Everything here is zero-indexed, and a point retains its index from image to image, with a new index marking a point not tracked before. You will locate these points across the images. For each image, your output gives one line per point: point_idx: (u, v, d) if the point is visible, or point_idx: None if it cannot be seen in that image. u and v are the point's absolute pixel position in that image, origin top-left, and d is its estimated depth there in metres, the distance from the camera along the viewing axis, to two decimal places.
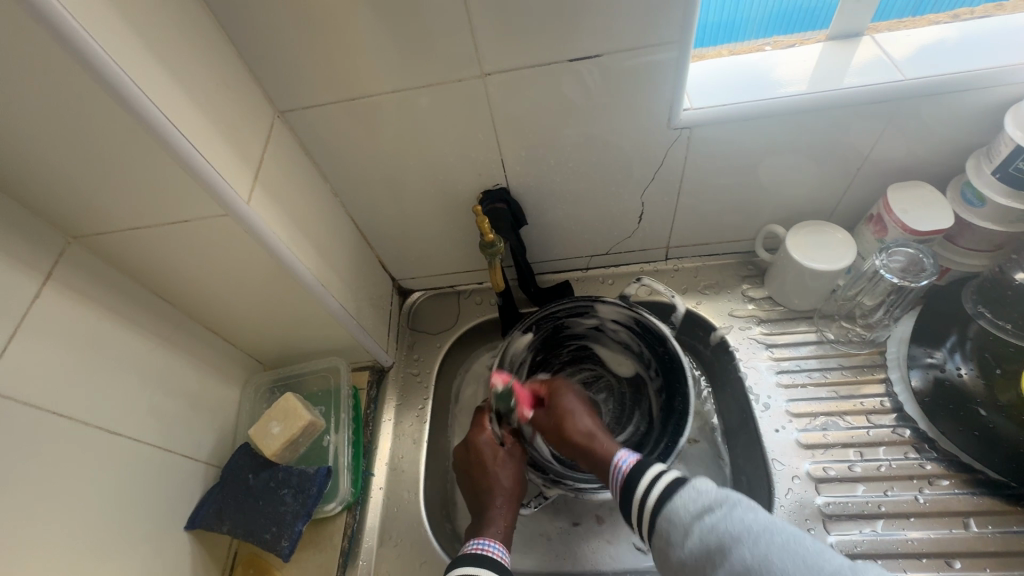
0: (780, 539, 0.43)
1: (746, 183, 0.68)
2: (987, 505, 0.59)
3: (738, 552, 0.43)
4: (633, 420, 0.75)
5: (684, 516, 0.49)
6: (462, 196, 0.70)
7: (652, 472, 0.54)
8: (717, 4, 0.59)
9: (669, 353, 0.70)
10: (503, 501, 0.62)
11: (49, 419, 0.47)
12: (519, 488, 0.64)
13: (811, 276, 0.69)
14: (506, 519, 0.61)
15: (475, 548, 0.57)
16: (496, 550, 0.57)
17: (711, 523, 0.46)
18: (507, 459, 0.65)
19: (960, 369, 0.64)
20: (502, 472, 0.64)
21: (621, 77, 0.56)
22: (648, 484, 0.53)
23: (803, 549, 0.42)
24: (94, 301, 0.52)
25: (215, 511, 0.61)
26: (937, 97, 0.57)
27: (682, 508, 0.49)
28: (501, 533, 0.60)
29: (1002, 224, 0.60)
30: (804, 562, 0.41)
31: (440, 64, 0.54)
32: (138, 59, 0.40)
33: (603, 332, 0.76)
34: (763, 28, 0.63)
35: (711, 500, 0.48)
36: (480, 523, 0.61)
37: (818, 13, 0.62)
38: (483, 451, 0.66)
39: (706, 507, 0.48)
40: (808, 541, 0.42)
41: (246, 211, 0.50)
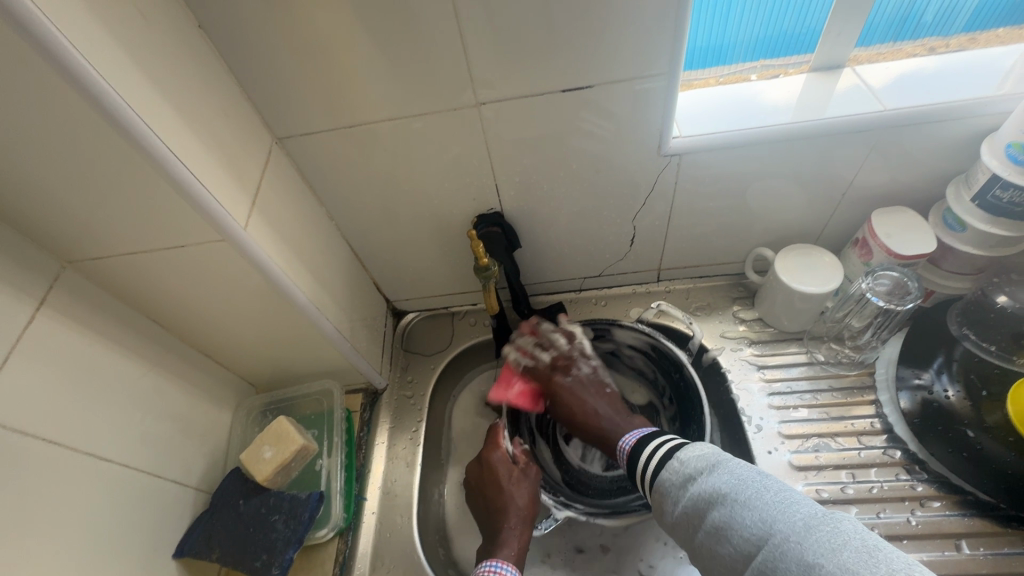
0: (745, 496, 0.45)
1: (734, 207, 0.70)
2: (979, 526, 0.59)
3: (713, 513, 0.47)
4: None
5: (673, 484, 0.52)
6: (457, 220, 0.71)
7: (652, 445, 0.57)
8: (704, 30, 0.61)
9: (684, 379, 0.72)
10: (517, 522, 0.61)
11: (39, 445, 0.47)
12: (534, 509, 0.63)
13: (799, 299, 0.70)
14: (520, 540, 0.60)
15: (487, 570, 0.56)
16: (509, 573, 0.56)
17: (695, 491, 0.49)
18: (522, 478, 0.64)
19: (947, 391, 0.64)
20: (516, 491, 0.63)
21: (612, 106, 0.57)
22: (648, 458, 0.56)
23: (763, 505, 0.44)
24: (87, 325, 0.52)
25: (204, 540, 0.60)
26: (916, 127, 0.59)
27: (671, 478, 0.53)
28: (514, 555, 0.58)
29: (984, 249, 0.62)
30: (761, 515, 0.43)
31: (436, 93, 0.55)
32: (140, 89, 0.41)
33: (619, 357, 0.78)
34: (748, 54, 0.64)
35: (695, 470, 0.51)
36: (493, 543, 0.60)
37: (802, 40, 0.63)
38: (497, 468, 0.65)
39: (690, 477, 0.51)
40: (772, 496, 0.44)
41: (242, 236, 0.51)
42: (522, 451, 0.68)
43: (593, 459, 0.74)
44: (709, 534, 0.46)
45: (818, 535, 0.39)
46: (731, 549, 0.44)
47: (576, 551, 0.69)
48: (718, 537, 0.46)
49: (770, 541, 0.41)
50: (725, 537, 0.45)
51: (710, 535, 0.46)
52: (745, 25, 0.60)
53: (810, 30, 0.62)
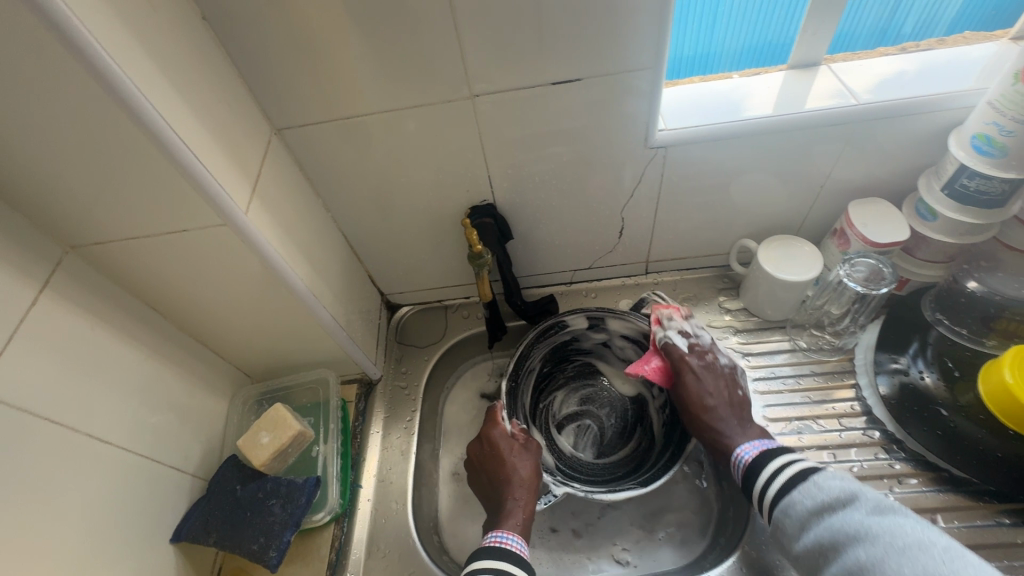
0: (901, 541, 0.47)
1: (719, 199, 0.72)
2: (953, 501, 0.62)
3: (855, 550, 0.49)
4: (635, 436, 0.77)
5: (802, 511, 0.55)
6: (450, 211, 0.73)
7: (777, 463, 0.60)
8: (690, 41, 0.66)
9: None
10: (522, 493, 0.63)
11: (40, 426, 0.47)
12: (537, 480, 0.65)
13: (782, 288, 0.72)
14: (525, 511, 0.62)
15: (494, 540, 0.58)
16: (516, 543, 0.58)
17: (834, 521, 0.52)
18: (524, 451, 0.66)
19: (923, 373, 0.67)
20: (520, 463, 0.65)
21: (602, 99, 0.60)
22: (768, 476, 0.59)
23: (926, 557, 0.45)
24: (88, 309, 0.53)
25: (201, 524, 0.61)
26: (889, 120, 0.62)
27: (799, 503, 0.56)
28: (519, 526, 0.61)
29: (953, 236, 0.65)
30: (920, 566, 0.45)
31: (431, 85, 0.57)
32: (147, 75, 0.43)
33: (611, 348, 0.80)
34: (735, 63, 0.69)
35: (832, 500, 0.54)
36: (497, 516, 0.62)
37: (778, 49, 0.68)
38: (498, 444, 0.66)
39: (826, 506, 0.54)
40: (935, 551, 0.45)
41: (243, 221, 0.52)
42: (522, 428, 0.69)
43: (583, 447, 0.77)
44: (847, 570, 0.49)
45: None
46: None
47: (550, 531, 0.71)
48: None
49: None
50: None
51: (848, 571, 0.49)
52: (730, 35, 0.66)
53: (782, 43, 0.68)
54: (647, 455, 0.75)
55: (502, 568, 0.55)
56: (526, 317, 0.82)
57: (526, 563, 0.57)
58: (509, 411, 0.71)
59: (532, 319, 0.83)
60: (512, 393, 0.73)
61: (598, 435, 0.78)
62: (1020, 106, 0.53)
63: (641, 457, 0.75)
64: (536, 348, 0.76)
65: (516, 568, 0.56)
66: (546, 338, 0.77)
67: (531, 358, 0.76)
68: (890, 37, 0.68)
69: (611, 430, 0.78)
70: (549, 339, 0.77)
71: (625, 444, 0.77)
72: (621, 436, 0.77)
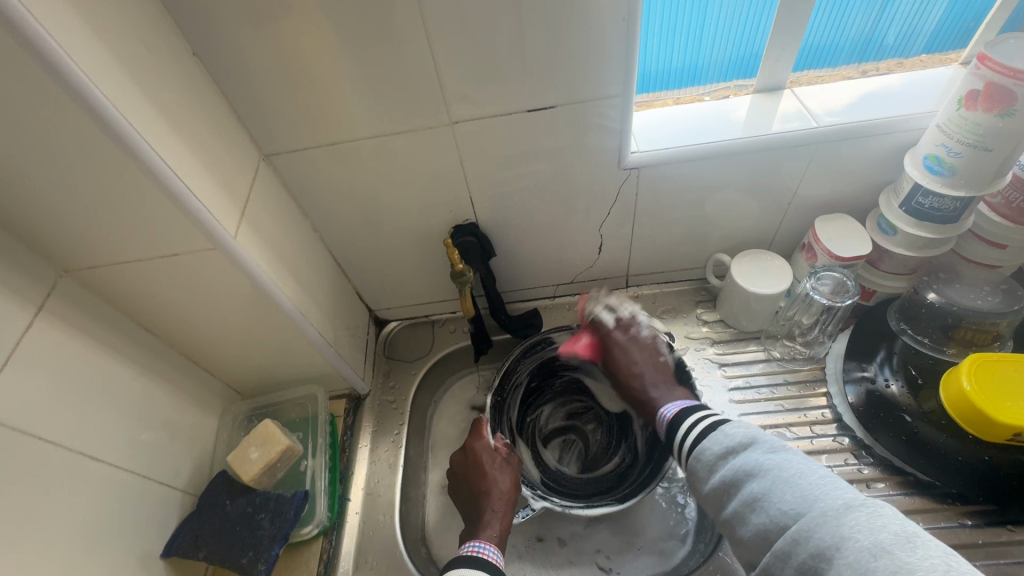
0: (787, 473, 0.49)
1: (694, 215, 0.75)
2: (919, 503, 0.64)
3: (750, 484, 0.50)
4: (618, 451, 0.78)
5: (710, 456, 0.56)
6: (435, 230, 0.75)
7: (695, 420, 0.62)
8: (680, 53, 0.67)
9: None
10: (500, 505, 0.65)
11: (34, 444, 0.49)
12: (516, 493, 0.66)
13: (755, 300, 0.75)
14: (502, 522, 0.63)
15: (471, 550, 0.60)
16: (491, 553, 0.60)
17: (735, 462, 0.54)
18: (505, 465, 0.68)
19: (889, 382, 0.70)
20: (499, 476, 0.67)
21: (575, 123, 0.63)
22: (688, 429, 0.62)
23: (807, 484, 0.47)
24: (81, 331, 0.55)
25: (192, 540, 0.62)
26: (848, 141, 0.65)
27: (709, 449, 0.57)
28: (496, 536, 0.62)
29: (913, 250, 0.68)
30: (801, 494, 0.46)
31: (413, 112, 0.60)
32: (140, 110, 0.45)
33: (597, 364, 0.82)
34: (722, 75, 0.71)
35: (736, 442, 0.55)
36: (476, 527, 0.64)
37: (748, 64, 0.70)
38: (480, 456, 0.69)
39: (731, 449, 0.55)
40: (813, 479, 0.47)
41: (232, 244, 0.54)
42: (505, 442, 0.71)
43: (568, 462, 0.79)
44: (745, 504, 0.50)
45: (857, 514, 0.42)
46: (762, 519, 0.48)
47: (538, 541, 0.73)
48: (753, 507, 0.49)
49: (807, 514, 0.44)
50: (760, 508, 0.48)
51: (745, 505, 0.50)
52: (718, 46, 0.67)
53: (753, 57, 0.70)
54: (629, 470, 0.76)
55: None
56: (511, 331, 0.84)
57: (501, 573, 0.58)
58: (493, 425, 0.74)
59: (516, 333, 0.85)
60: (497, 407, 0.76)
61: (583, 450, 0.80)
62: (965, 131, 0.56)
63: (623, 472, 0.76)
64: (523, 363, 0.79)
65: None
66: (532, 355, 0.80)
67: (516, 374, 0.79)
68: (870, 54, 0.70)
69: (596, 445, 0.80)
70: (534, 356, 0.80)
71: (609, 459, 0.78)
72: (605, 451, 0.79)
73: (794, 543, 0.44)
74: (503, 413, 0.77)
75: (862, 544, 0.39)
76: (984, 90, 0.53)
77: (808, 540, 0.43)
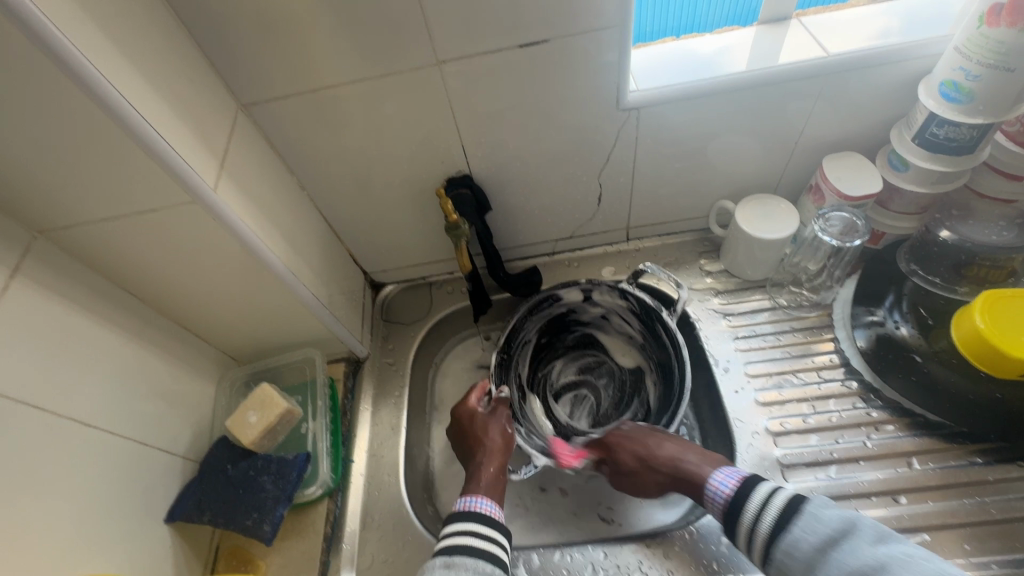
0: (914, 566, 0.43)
1: (696, 160, 0.72)
2: (929, 444, 0.63)
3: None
4: (631, 406, 0.78)
5: (811, 544, 0.50)
6: (427, 185, 0.72)
7: (763, 491, 0.56)
8: (677, 9, 0.66)
9: (669, 339, 0.72)
10: (489, 457, 0.65)
11: (20, 410, 0.47)
12: (507, 441, 0.66)
13: (759, 246, 0.73)
14: (492, 473, 0.63)
15: (462, 506, 0.60)
16: (483, 504, 0.59)
17: (843, 555, 0.47)
18: (491, 418, 0.68)
19: (899, 325, 0.69)
20: (491, 429, 0.67)
21: (573, 62, 0.59)
22: (757, 509, 0.55)
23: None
24: (61, 294, 0.52)
25: (196, 503, 0.61)
26: (859, 72, 0.62)
27: (803, 538, 0.50)
28: (486, 488, 0.62)
29: (926, 185, 0.65)
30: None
31: (398, 54, 0.56)
32: (100, 50, 0.42)
33: (609, 320, 0.80)
34: (723, 22, 0.69)
35: (834, 531, 0.49)
36: (467, 481, 0.64)
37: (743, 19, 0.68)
38: (463, 418, 0.69)
39: (829, 537, 0.49)
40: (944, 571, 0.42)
41: (212, 199, 0.52)
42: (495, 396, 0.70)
43: (580, 416, 0.78)
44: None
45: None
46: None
47: (541, 490, 0.73)
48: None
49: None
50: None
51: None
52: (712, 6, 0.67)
53: (748, 10, 0.68)
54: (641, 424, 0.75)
55: (468, 528, 0.57)
56: (510, 290, 0.82)
57: (494, 521, 0.58)
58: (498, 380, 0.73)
59: (515, 291, 0.83)
60: (503, 363, 0.74)
61: (594, 405, 0.79)
62: (985, 51, 0.53)
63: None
64: (530, 319, 0.77)
65: (481, 526, 0.57)
66: (540, 311, 0.78)
67: (524, 331, 0.77)
68: None
69: (607, 400, 0.79)
70: (543, 311, 0.78)
71: (621, 415, 0.78)
72: (618, 406, 0.78)
73: None
74: (510, 368, 0.76)
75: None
76: (1008, 3, 0.49)
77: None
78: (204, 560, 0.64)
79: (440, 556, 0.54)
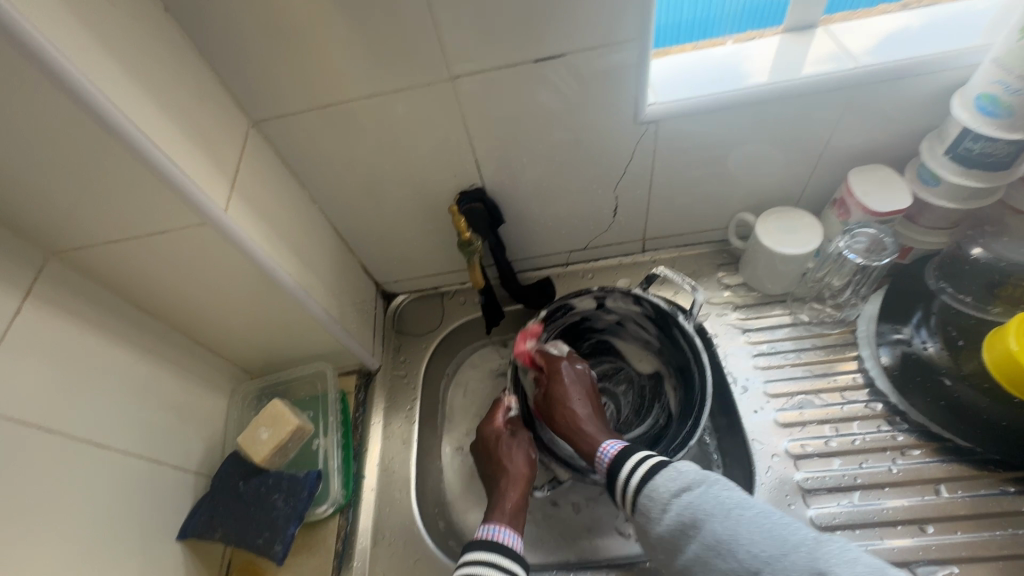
0: (751, 515, 0.48)
1: (715, 173, 0.70)
2: (957, 471, 0.61)
3: (711, 528, 0.48)
4: (652, 413, 0.76)
5: (664, 494, 0.52)
6: (440, 199, 0.71)
7: (635, 457, 0.57)
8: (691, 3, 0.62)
9: (688, 345, 0.70)
10: (514, 484, 0.63)
11: (34, 434, 0.47)
12: (531, 471, 0.65)
13: (781, 260, 0.71)
14: (514, 501, 0.62)
15: (486, 533, 0.58)
16: (507, 535, 0.58)
17: (693, 501, 0.50)
18: (518, 444, 0.67)
19: (926, 343, 0.66)
20: (512, 456, 0.66)
21: (589, 75, 0.57)
22: (629, 467, 0.56)
23: (769, 524, 0.46)
24: (75, 315, 0.52)
25: (206, 520, 0.62)
26: (888, 83, 0.59)
27: (661, 488, 0.53)
28: (508, 516, 0.61)
29: (957, 202, 0.62)
30: (768, 536, 0.46)
31: (410, 69, 0.55)
32: (108, 75, 0.41)
33: (624, 326, 0.79)
34: (736, 25, 0.65)
35: (690, 482, 0.52)
36: (488, 508, 0.63)
37: (770, 11, 0.65)
38: (488, 439, 0.68)
39: (685, 486, 0.52)
40: (774, 516, 0.47)
41: (223, 219, 0.51)
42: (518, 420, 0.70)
43: None
44: (706, 548, 0.48)
45: (828, 550, 0.43)
46: (733, 564, 0.46)
47: (553, 503, 0.72)
48: (717, 551, 0.47)
49: (782, 560, 0.44)
50: (726, 551, 0.47)
51: (709, 549, 0.48)
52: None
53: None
54: (663, 430, 0.73)
55: (504, 563, 0.55)
56: (523, 303, 0.80)
57: (518, 554, 0.57)
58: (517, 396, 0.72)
59: (529, 302, 0.82)
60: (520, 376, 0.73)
61: (615, 412, 0.78)
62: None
63: (658, 433, 0.73)
64: (545, 330, 0.75)
65: (507, 560, 0.56)
66: (554, 321, 0.76)
67: (539, 342, 0.75)
68: None
69: (627, 407, 0.78)
70: (556, 322, 0.76)
71: (642, 421, 0.76)
72: (638, 413, 0.77)
73: None
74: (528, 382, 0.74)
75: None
76: None
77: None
78: None
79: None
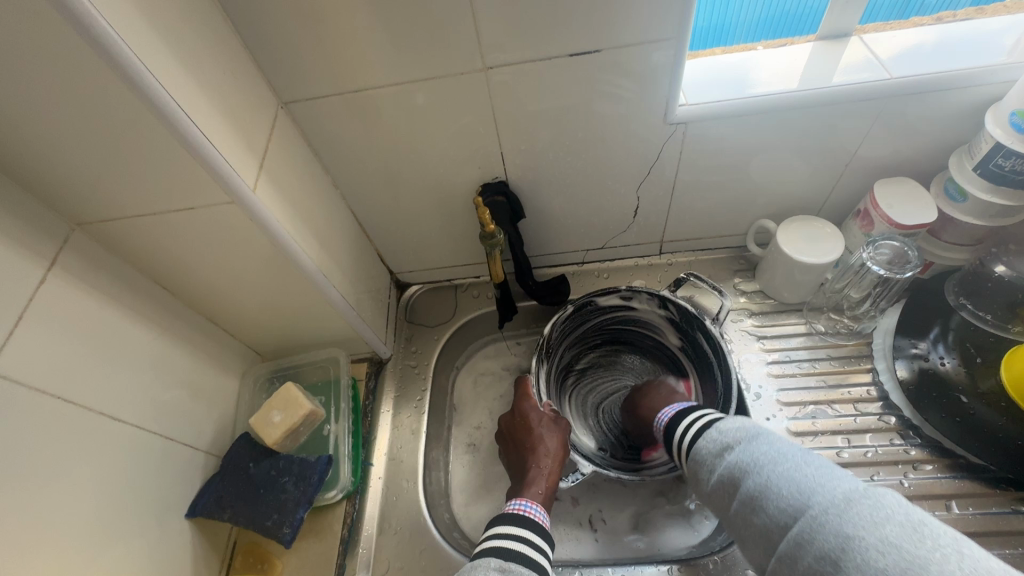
0: (783, 468, 0.45)
1: (739, 178, 0.70)
2: (969, 488, 0.62)
3: (747, 482, 0.47)
4: None
5: (709, 454, 0.53)
6: (462, 190, 0.71)
7: (690, 416, 0.60)
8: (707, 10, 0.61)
9: (710, 343, 0.70)
10: (547, 462, 0.64)
11: (51, 403, 0.47)
12: (565, 452, 0.66)
13: (800, 269, 0.70)
14: (547, 480, 0.62)
15: (516, 508, 0.58)
16: (538, 513, 0.58)
17: (734, 457, 0.50)
18: (553, 425, 0.67)
19: (943, 359, 0.66)
20: (548, 434, 0.66)
21: (622, 73, 0.57)
22: (683, 428, 0.59)
23: (803, 477, 0.44)
24: (95, 288, 0.52)
25: (216, 499, 0.62)
26: (922, 96, 0.59)
27: (706, 446, 0.54)
28: (541, 495, 0.61)
29: (984, 219, 0.63)
30: (799, 489, 0.43)
31: (444, 58, 0.55)
32: (148, 47, 0.41)
33: (639, 327, 0.78)
34: (751, 33, 0.64)
35: (733, 439, 0.52)
36: (521, 485, 0.62)
37: (804, 20, 0.63)
38: (529, 415, 0.68)
39: (728, 445, 0.52)
40: (811, 471, 0.44)
41: (251, 199, 0.51)
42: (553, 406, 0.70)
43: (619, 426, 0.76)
44: (743, 503, 0.47)
45: (858, 509, 0.39)
46: (765, 519, 0.44)
47: (567, 499, 0.72)
48: (752, 507, 0.46)
49: (807, 513, 0.41)
50: (760, 507, 0.45)
51: (745, 505, 0.47)
52: (748, 7, 0.61)
53: (811, 10, 0.62)
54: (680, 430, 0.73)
55: (524, 534, 0.55)
56: (538, 299, 0.80)
57: (546, 532, 0.57)
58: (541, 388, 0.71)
59: (543, 301, 0.81)
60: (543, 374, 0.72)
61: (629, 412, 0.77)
62: None
63: None
64: (565, 326, 0.74)
65: (537, 536, 0.55)
66: (574, 319, 0.75)
67: (558, 340, 0.74)
68: (913, 9, 0.63)
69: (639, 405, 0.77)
70: (576, 320, 0.75)
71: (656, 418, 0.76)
72: None
73: (798, 544, 0.41)
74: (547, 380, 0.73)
75: (879, 553, 0.36)
76: None
77: (812, 542, 0.40)
78: (222, 555, 0.65)
79: (495, 557, 0.52)
